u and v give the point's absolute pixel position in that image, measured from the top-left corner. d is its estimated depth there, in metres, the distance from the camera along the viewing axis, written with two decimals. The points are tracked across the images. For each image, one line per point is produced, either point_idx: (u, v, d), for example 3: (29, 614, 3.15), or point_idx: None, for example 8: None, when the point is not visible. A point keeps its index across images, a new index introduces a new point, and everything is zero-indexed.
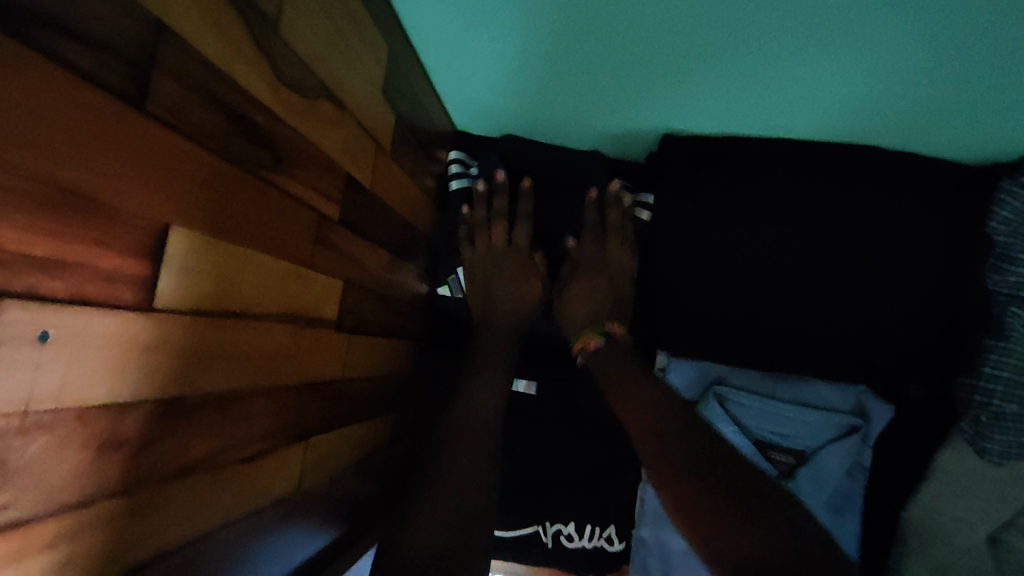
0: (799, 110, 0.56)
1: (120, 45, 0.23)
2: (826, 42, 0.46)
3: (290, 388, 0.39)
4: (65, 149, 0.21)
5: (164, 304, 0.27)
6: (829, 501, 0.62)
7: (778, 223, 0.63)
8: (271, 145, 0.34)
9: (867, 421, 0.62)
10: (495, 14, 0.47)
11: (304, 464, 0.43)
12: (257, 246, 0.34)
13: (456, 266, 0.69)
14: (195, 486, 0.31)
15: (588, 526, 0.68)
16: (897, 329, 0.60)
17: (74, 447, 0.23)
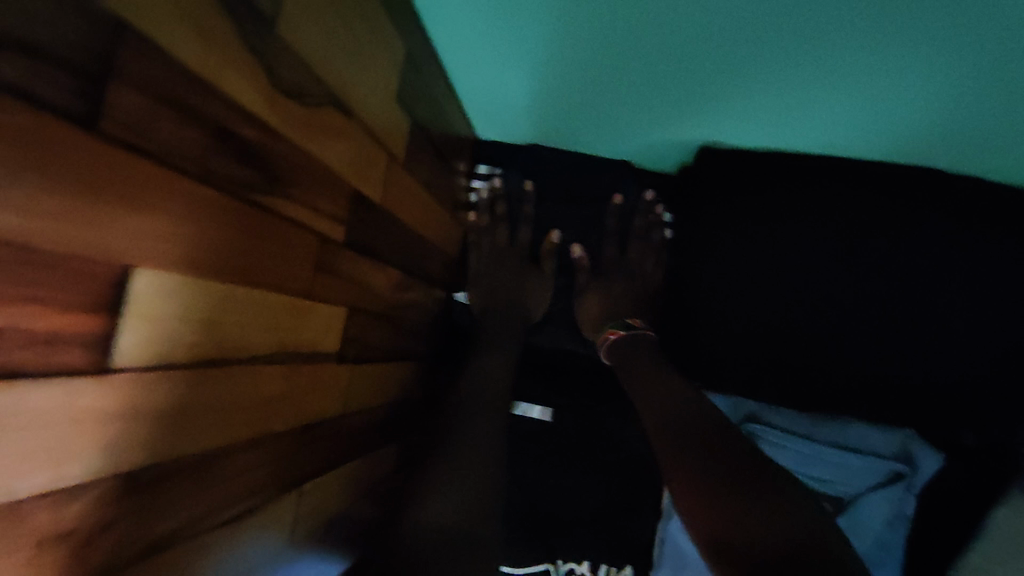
0: (857, 129, 0.50)
1: (67, 54, 0.19)
2: (895, 61, 0.40)
3: (283, 434, 0.35)
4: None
5: (126, 363, 0.23)
6: (870, 555, 0.56)
7: (822, 250, 0.58)
8: (265, 164, 0.29)
9: (914, 469, 0.57)
10: (524, 16, 0.42)
11: (296, 513, 0.38)
12: (247, 281, 0.29)
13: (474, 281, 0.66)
14: (163, 564, 0.26)
15: (603, 566, 0.63)
16: (950, 371, 0.55)
17: (1, 551, 0.19)
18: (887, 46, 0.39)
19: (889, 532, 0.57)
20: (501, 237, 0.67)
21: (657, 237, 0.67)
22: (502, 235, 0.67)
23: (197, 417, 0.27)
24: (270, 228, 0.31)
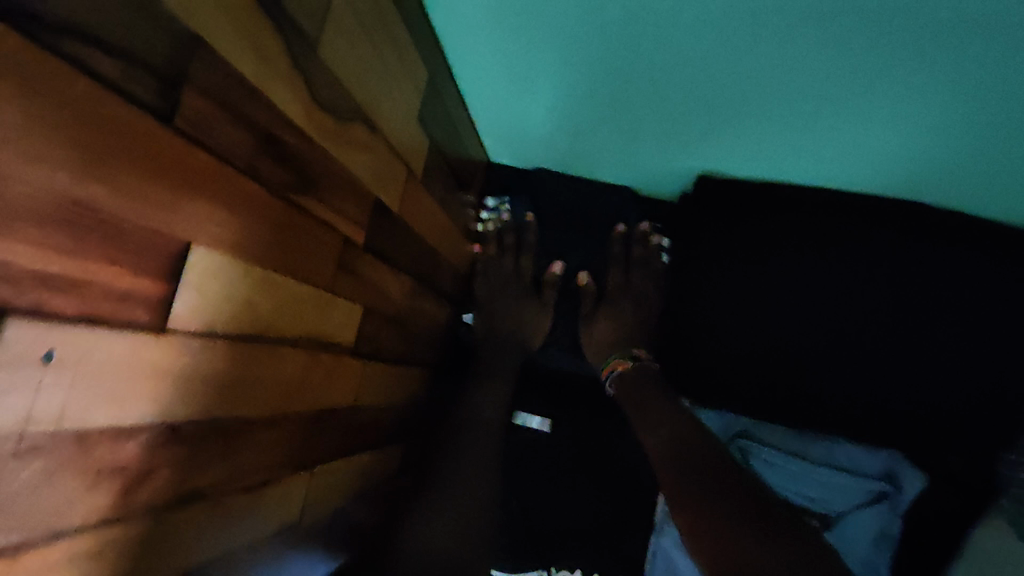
0: (844, 164, 0.54)
1: (153, 60, 0.23)
2: (874, 100, 0.44)
3: (301, 415, 0.38)
4: (89, 163, 0.21)
5: (179, 327, 0.26)
6: (856, 572, 0.58)
7: (812, 275, 0.61)
8: (300, 166, 0.33)
9: (899, 489, 0.58)
10: (537, 49, 0.47)
11: (308, 494, 0.41)
12: (279, 269, 0.33)
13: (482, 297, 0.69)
14: (194, 515, 0.29)
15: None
16: (933, 394, 0.57)
17: (72, 472, 0.22)
18: (868, 88, 0.43)
19: (874, 552, 0.58)
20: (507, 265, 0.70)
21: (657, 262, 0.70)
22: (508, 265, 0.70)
23: (230, 384, 0.30)
24: (301, 225, 0.34)
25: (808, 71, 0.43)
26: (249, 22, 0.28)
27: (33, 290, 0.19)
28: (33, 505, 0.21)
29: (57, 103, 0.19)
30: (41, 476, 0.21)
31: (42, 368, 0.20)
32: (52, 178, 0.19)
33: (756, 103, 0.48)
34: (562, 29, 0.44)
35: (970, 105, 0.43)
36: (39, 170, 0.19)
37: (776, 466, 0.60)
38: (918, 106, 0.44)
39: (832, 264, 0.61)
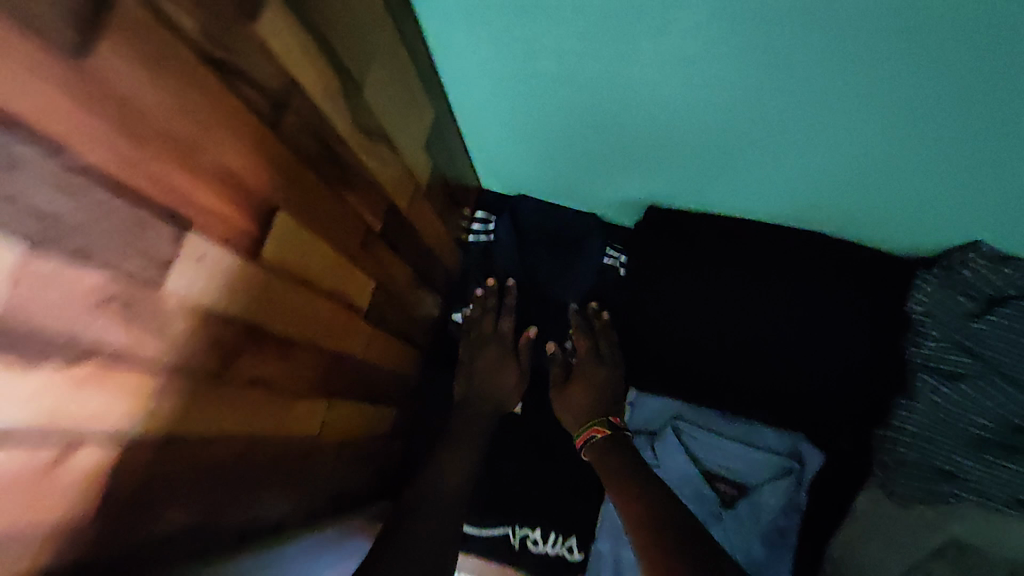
0: (755, 200, 0.69)
1: (274, 92, 0.37)
2: (764, 158, 0.60)
3: (327, 351, 0.52)
4: (237, 148, 0.35)
5: (266, 261, 0.40)
6: (764, 533, 0.71)
7: (736, 286, 0.75)
8: (344, 169, 0.48)
9: (802, 465, 0.71)
10: (517, 107, 0.62)
11: (325, 418, 0.54)
12: (324, 238, 0.47)
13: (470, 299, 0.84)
14: (258, 397, 0.43)
15: (553, 534, 0.76)
16: (828, 385, 0.71)
17: (206, 337, 0.36)
18: (756, 151, 0.59)
19: (783, 518, 0.71)
20: (489, 327, 0.80)
21: (615, 275, 0.85)
22: (488, 324, 0.80)
23: (288, 310, 0.44)
24: (341, 212, 0.49)
25: (712, 137, 0.59)
26: (325, 71, 0.42)
27: (204, 216, 0.34)
28: (186, 350, 0.34)
29: (228, 111, 0.34)
30: (192, 333, 0.35)
31: (200, 264, 0.34)
32: (220, 153, 0.34)
33: (681, 155, 0.63)
34: (534, 96, 0.60)
35: (837, 160, 0.57)
36: (215, 148, 0.33)
37: (704, 443, 0.73)
38: (795, 163, 0.59)
39: (752, 278, 0.75)
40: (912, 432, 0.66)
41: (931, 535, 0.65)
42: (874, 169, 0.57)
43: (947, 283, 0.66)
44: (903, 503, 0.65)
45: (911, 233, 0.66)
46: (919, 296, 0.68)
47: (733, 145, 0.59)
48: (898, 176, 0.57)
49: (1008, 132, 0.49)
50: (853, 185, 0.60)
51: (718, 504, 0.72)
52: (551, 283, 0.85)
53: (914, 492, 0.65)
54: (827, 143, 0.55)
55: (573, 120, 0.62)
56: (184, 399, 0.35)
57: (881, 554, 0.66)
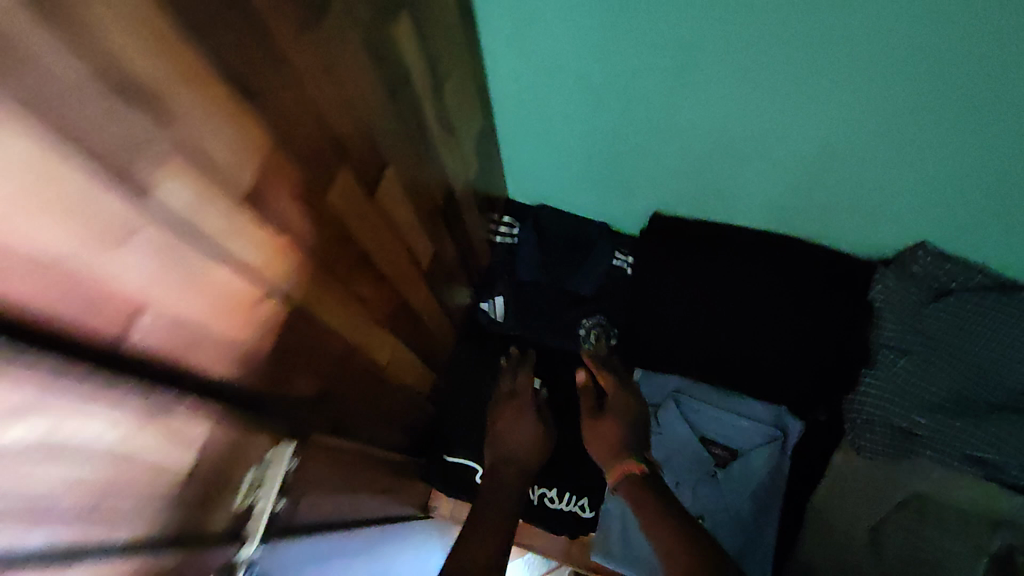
0: (735, 203, 0.85)
1: (397, 78, 0.51)
2: (735, 159, 0.76)
3: (397, 296, 0.64)
4: (373, 111, 0.48)
5: (376, 204, 0.53)
6: (753, 491, 0.82)
7: (727, 280, 0.88)
8: (425, 149, 0.61)
9: (785, 433, 0.83)
10: (543, 113, 0.80)
11: (390, 356, 0.66)
12: (408, 201, 0.60)
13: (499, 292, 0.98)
14: (356, 314, 0.55)
15: (567, 493, 0.87)
16: (804, 363, 0.83)
17: (337, 248, 0.48)
18: (728, 154, 0.76)
19: (769, 481, 0.82)
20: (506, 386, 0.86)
21: (621, 274, 0.98)
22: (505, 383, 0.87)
23: (382, 249, 0.56)
24: (419, 183, 0.62)
25: (692, 140, 0.75)
26: (424, 71, 0.57)
27: (351, 155, 0.47)
28: (326, 253, 0.47)
29: (373, 83, 0.47)
30: (331, 241, 0.47)
31: (342, 190, 0.47)
32: (365, 112, 0.47)
33: (672, 157, 0.80)
34: (556, 102, 0.77)
35: (816, 165, 0.73)
36: (363, 107, 0.46)
37: (701, 411, 0.87)
38: (759, 163, 0.76)
39: (740, 273, 0.87)
40: (876, 397, 0.76)
41: (896, 488, 0.76)
42: (846, 173, 0.72)
43: (910, 280, 0.79)
44: (867, 456, 0.76)
45: (863, 232, 0.81)
46: (878, 286, 0.81)
47: (710, 148, 0.76)
48: (845, 174, 0.72)
49: (905, 138, 0.65)
50: (807, 184, 0.76)
51: (713, 464, 0.84)
52: (566, 281, 0.98)
53: (876, 446, 0.76)
54: (779, 145, 0.72)
55: (586, 122, 0.79)
56: (320, 292, 0.47)
57: (851, 505, 0.77)
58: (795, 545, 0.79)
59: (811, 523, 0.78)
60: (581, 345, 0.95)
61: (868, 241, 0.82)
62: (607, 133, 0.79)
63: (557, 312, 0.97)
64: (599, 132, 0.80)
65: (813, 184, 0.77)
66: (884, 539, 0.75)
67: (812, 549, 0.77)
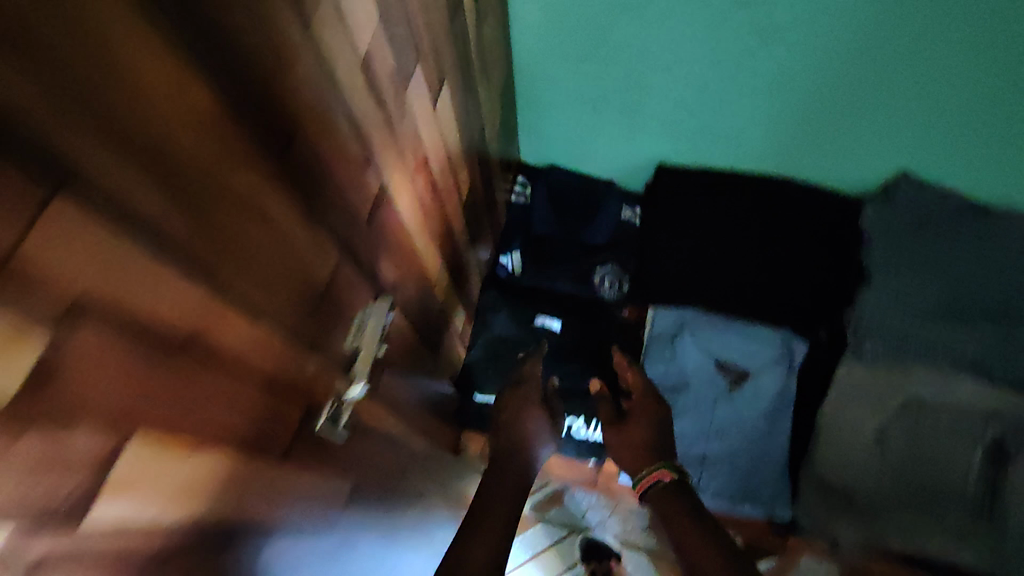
0: (736, 144, 0.92)
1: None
2: (741, 92, 0.84)
3: (444, 216, 0.69)
4: (439, 22, 0.54)
5: (435, 113, 0.59)
6: (766, 407, 0.89)
7: (729, 219, 0.96)
8: (467, 79, 0.67)
9: (792, 355, 0.90)
10: (566, 59, 0.87)
11: (437, 274, 0.71)
12: (454, 123, 0.66)
13: (515, 247, 1.03)
14: (418, 217, 0.60)
15: (594, 423, 0.95)
16: (804, 288, 0.92)
17: (411, 142, 0.54)
18: (736, 86, 0.83)
19: (779, 399, 0.89)
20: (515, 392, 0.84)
21: (631, 224, 1.05)
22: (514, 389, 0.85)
23: (436, 161, 0.62)
24: (462, 110, 0.68)
25: (704, 73, 0.83)
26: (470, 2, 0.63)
27: (424, 57, 0.52)
28: (403, 143, 0.52)
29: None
30: (407, 134, 0.52)
31: (417, 87, 0.52)
32: (434, 20, 0.53)
33: (683, 96, 0.87)
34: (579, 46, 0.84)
35: (815, 91, 0.81)
36: (434, 15, 0.53)
37: (713, 340, 0.93)
38: (763, 95, 0.83)
39: (740, 211, 0.95)
40: (869, 305, 0.85)
41: (894, 398, 0.82)
42: (842, 97, 0.80)
43: (897, 207, 0.86)
44: (867, 360, 0.84)
45: (852, 165, 0.89)
46: (867, 212, 0.89)
47: (718, 82, 0.83)
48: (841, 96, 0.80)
49: (897, 54, 0.73)
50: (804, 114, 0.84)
51: (726, 385, 0.91)
52: (580, 233, 1.05)
53: (875, 351, 0.84)
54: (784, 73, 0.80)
55: (605, 65, 0.86)
56: (398, 179, 0.52)
57: (856, 412, 0.83)
58: (809, 453, 0.85)
59: (822, 431, 0.85)
60: (597, 291, 1.02)
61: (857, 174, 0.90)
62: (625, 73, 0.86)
63: (573, 261, 1.04)
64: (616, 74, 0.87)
65: (811, 114, 0.84)
66: (890, 444, 0.81)
67: (824, 455, 0.84)
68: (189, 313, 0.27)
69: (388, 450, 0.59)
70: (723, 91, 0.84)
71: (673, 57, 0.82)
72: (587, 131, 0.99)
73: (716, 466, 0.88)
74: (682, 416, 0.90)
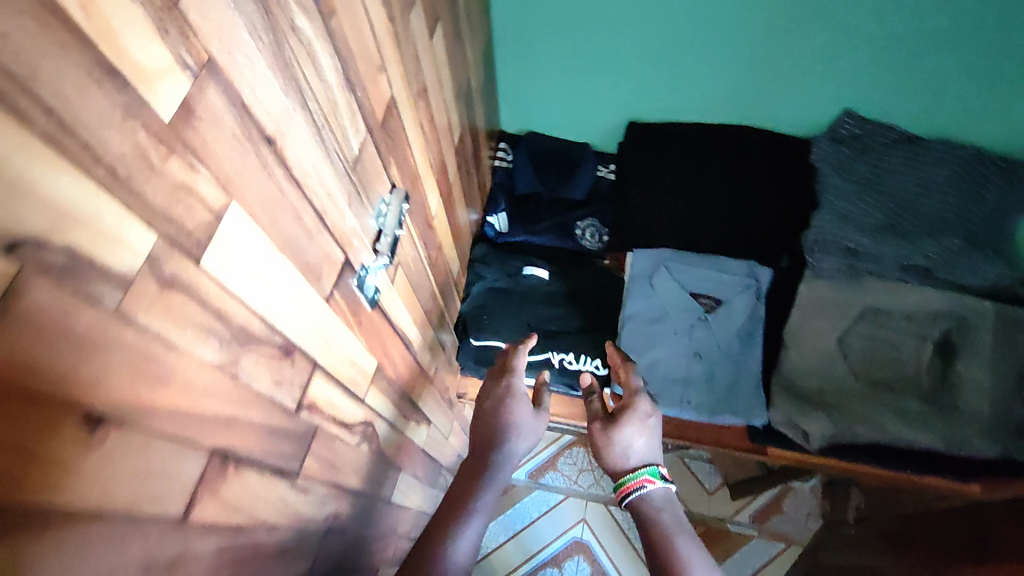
0: (694, 96, 1.04)
1: None
2: (691, 44, 0.96)
3: (439, 151, 0.77)
4: None
5: (431, 48, 0.67)
6: (738, 330, 0.97)
7: (694, 165, 1.05)
8: (454, 27, 0.76)
9: (758, 281, 0.99)
10: (538, 21, 0.98)
11: (436, 205, 0.78)
12: (445, 65, 0.74)
13: (500, 208, 1.11)
14: (420, 139, 0.67)
15: (584, 355, 0.99)
16: (766, 222, 1.01)
17: (413, 65, 0.62)
18: (687, 38, 0.95)
19: (750, 322, 0.97)
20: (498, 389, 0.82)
21: (606, 180, 1.15)
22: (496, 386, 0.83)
23: (433, 94, 0.70)
24: (450, 56, 0.76)
25: (658, 27, 0.94)
26: None
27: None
28: (408, 64, 0.60)
29: None
30: (411, 56, 0.61)
31: (417, 17, 0.61)
32: None
33: (643, 51, 0.99)
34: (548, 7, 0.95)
35: (755, 39, 0.92)
36: None
37: (688, 272, 1.01)
38: (712, 45, 0.95)
39: (704, 157, 1.05)
40: (824, 226, 0.95)
41: (853, 306, 0.92)
42: (780, 42, 0.92)
43: (843, 143, 0.98)
44: (825, 275, 0.94)
45: (799, 107, 1.01)
46: (819, 148, 1.00)
47: (671, 34, 0.95)
48: (779, 40, 0.92)
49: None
50: (750, 60, 0.96)
51: (702, 311, 0.99)
52: (560, 190, 1.13)
53: (832, 266, 0.93)
54: (726, 21, 0.91)
55: (573, 26, 0.98)
56: (404, 94, 0.60)
57: (819, 322, 0.93)
58: (781, 364, 0.93)
59: (790, 341, 0.94)
60: (580, 242, 1.10)
61: (805, 116, 1.02)
62: (590, 32, 0.98)
63: (555, 216, 1.12)
64: (583, 33, 0.98)
65: (757, 61, 0.96)
66: (850, 345, 0.91)
67: (793, 362, 0.92)
68: (267, 107, 0.33)
69: (400, 345, 0.65)
70: (676, 44, 0.96)
71: (644, 14, 0.93)
72: (562, 94, 1.10)
73: (698, 387, 0.95)
74: (663, 339, 0.98)
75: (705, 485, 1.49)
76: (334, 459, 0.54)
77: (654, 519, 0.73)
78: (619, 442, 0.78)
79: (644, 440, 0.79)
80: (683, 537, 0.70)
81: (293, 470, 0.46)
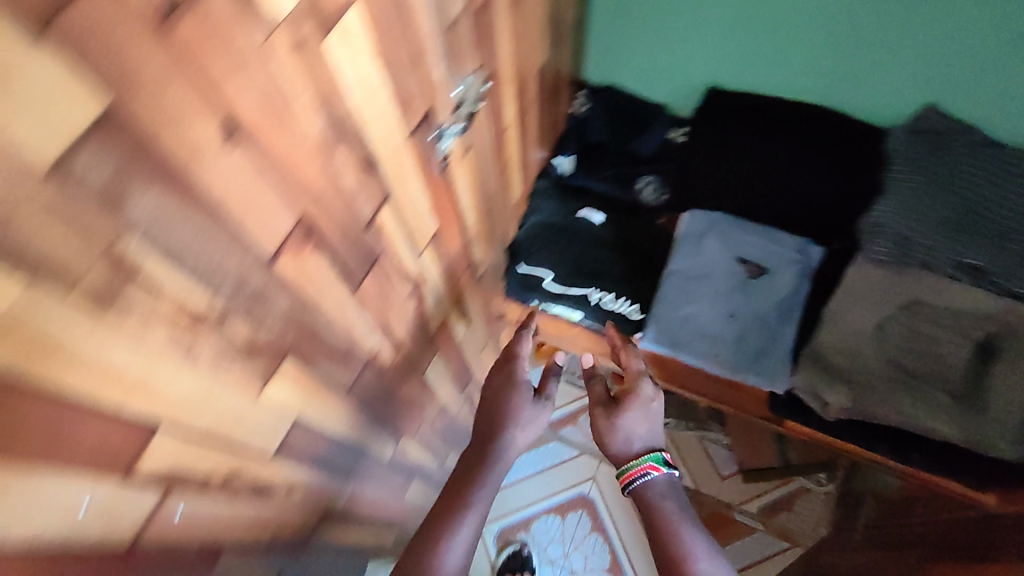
0: (777, 68, 1.06)
1: None
2: (779, 14, 0.97)
3: (525, 68, 0.83)
4: None
5: None
6: (779, 300, 1.00)
7: (767, 136, 1.07)
8: None
9: (807, 257, 1.02)
10: None
11: (512, 118, 0.84)
12: None
13: (569, 151, 1.16)
14: (512, 45, 0.73)
15: (624, 297, 1.04)
16: (827, 201, 1.03)
17: None
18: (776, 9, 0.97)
19: (792, 293, 1.00)
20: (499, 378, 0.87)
21: (676, 141, 1.17)
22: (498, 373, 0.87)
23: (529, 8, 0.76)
24: None
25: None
26: None
27: None
28: None
29: None
30: None
31: None
32: None
33: (732, 16, 1.01)
34: None
35: (844, 16, 0.93)
36: None
37: (740, 239, 1.04)
38: (800, 18, 0.96)
39: (778, 130, 1.07)
40: (886, 211, 0.95)
41: (899, 294, 0.92)
42: (869, 24, 0.92)
43: (920, 134, 0.98)
44: (880, 260, 0.94)
45: (881, 93, 1.01)
46: (897, 135, 1.00)
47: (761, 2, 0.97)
48: (868, 21, 0.92)
49: None
50: (837, 38, 0.97)
51: (745, 276, 1.02)
52: (631, 143, 1.17)
53: (885, 251, 0.94)
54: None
55: None
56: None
57: (863, 304, 0.93)
58: (816, 339, 0.94)
59: (828, 319, 0.94)
60: (640, 196, 1.13)
61: (886, 103, 1.02)
62: None
63: (621, 166, 1.16)
64: None
65: (844, 39, 0.97)
66: (887, 331, 0.92)
67: (828, 340, 0.93)
68: None
69: (456, 225, 0.72)
70: (765, 12, 0.98)
71: None
72: (649, 51, 1.14)
73: (731, 345, 0.98)
74: (700, 298, 1.01)
75: (721, 470, 1.49)
76: (387, 294, 0.61)
77: (654, 504, 0.79)
78: (621, 428, 0.82)
79: (646, 425, 0.82)
80: (688, 527, 0.77)
81: (356, 278, 0.53)
